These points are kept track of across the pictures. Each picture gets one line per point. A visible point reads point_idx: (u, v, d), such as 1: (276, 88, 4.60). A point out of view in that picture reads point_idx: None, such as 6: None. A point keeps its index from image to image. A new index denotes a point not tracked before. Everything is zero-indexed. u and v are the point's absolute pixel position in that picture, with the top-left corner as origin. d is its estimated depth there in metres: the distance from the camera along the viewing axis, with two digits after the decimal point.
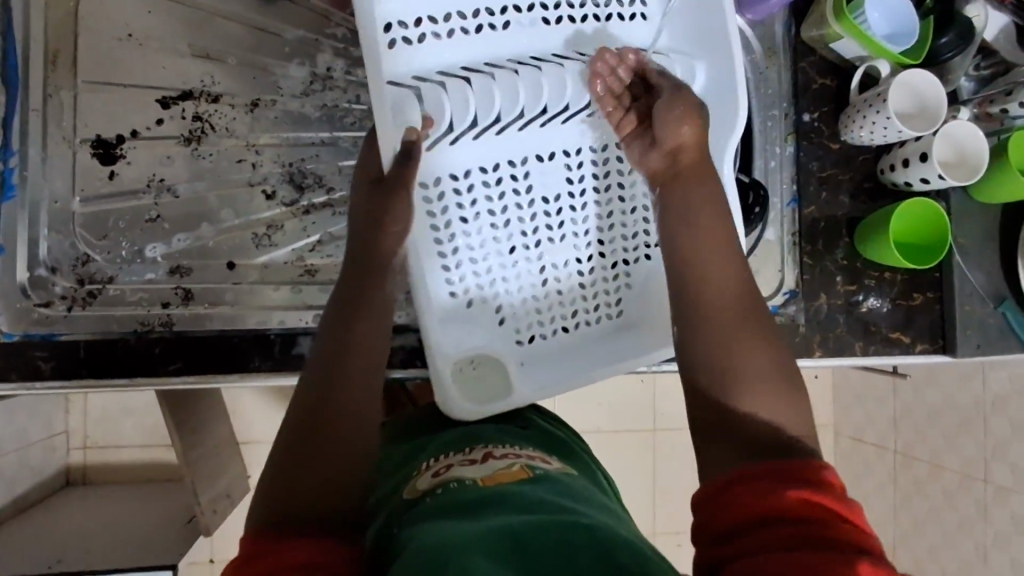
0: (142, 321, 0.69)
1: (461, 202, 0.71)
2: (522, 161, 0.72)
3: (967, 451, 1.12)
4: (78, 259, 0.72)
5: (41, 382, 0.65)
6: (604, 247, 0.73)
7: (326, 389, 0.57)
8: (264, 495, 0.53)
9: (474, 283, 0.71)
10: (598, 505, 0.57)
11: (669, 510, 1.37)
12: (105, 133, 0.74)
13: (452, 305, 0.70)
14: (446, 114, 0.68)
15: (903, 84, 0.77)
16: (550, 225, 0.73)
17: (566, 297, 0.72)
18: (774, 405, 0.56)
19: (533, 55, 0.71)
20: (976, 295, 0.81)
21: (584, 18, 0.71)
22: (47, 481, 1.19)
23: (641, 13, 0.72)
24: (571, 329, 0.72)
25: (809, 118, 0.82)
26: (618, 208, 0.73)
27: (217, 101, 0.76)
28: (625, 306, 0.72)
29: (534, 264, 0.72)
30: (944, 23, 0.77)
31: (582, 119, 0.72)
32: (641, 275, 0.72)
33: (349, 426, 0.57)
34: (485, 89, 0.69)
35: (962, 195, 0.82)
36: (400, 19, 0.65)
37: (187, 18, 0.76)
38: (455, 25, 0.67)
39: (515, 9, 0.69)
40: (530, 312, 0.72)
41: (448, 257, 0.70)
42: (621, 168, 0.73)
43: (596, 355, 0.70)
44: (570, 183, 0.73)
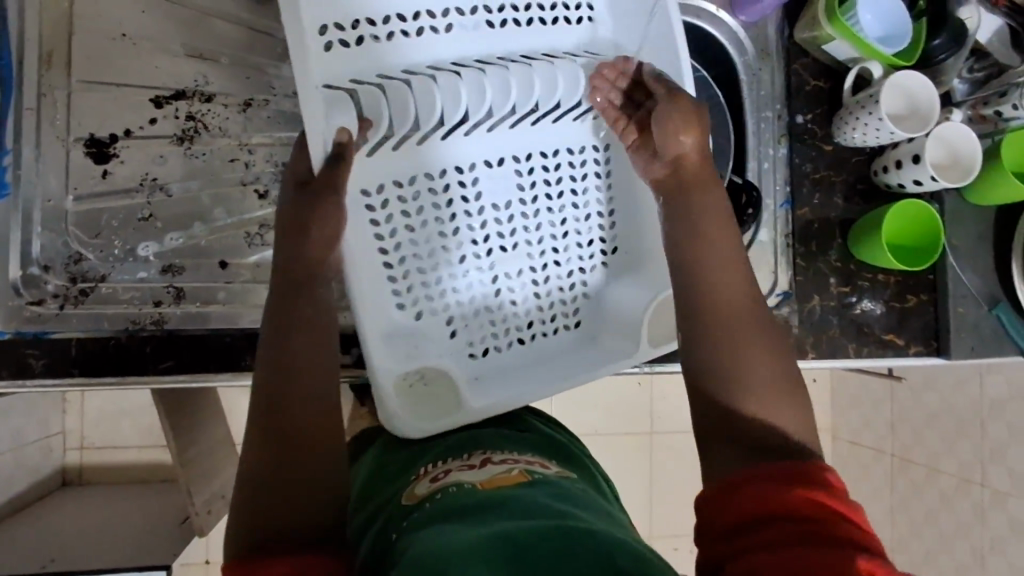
0: (134, 320, 0.69)
1: (407, 208, 0.70)
2: (471, 167, 0.72)
3: (965, 455, 1.12)
4: (71, 257, 0.72)
5: (32, 380, 0.65)
6: (559, 255, 0.74)
7: (283, 401, 0.57)
8: (243, 513, 0.53)
9: (422, 293, 0.70)
10: (593, 508, 0.56)
11: (665, 513, 1.36)
12: (98, 132, 0.74)
13: (400, 319, 0.68)
14: (385, 117, 0.67)
15: (895, 85, 0.77)
16: (502, 235, 0.73)
17: (520, 308, 0.73)
18: (779, 412, 0.56)
19: (477, 58, 0.70)
20: (970, 297, 0.81)
21: (528, 21, 0.71)
22: (43, 481, 1.19)
23: (587, 16, 0.73)
24: (528, 341, 0.72)
25: (802, 119, 0.82)
26: (572, 216, 0.73)
27: (210, 100, 0.77)
28: (581, 317, 0.74)
29: (485, 274, 0.72)
30: (937, 25, 0.77)
31: (531, 123, 0.72)
32: (595, 286, 0.74)
33: (310, 436, 0.57)
34: (425, 90, 0.67)
35: (956, 197, 0.81)
36: (337, 21, 0.64)
37: (181, 18, 0.76)
38: (395, 28, 0.67)
39: (457, 11, 0.69)
40: (484, 324, 0.72)
41: (395, 267, 0.69)
42: (573, 174, 0.74)
43: (553, 368, 0.70)
44: (522, 190, 0.73)
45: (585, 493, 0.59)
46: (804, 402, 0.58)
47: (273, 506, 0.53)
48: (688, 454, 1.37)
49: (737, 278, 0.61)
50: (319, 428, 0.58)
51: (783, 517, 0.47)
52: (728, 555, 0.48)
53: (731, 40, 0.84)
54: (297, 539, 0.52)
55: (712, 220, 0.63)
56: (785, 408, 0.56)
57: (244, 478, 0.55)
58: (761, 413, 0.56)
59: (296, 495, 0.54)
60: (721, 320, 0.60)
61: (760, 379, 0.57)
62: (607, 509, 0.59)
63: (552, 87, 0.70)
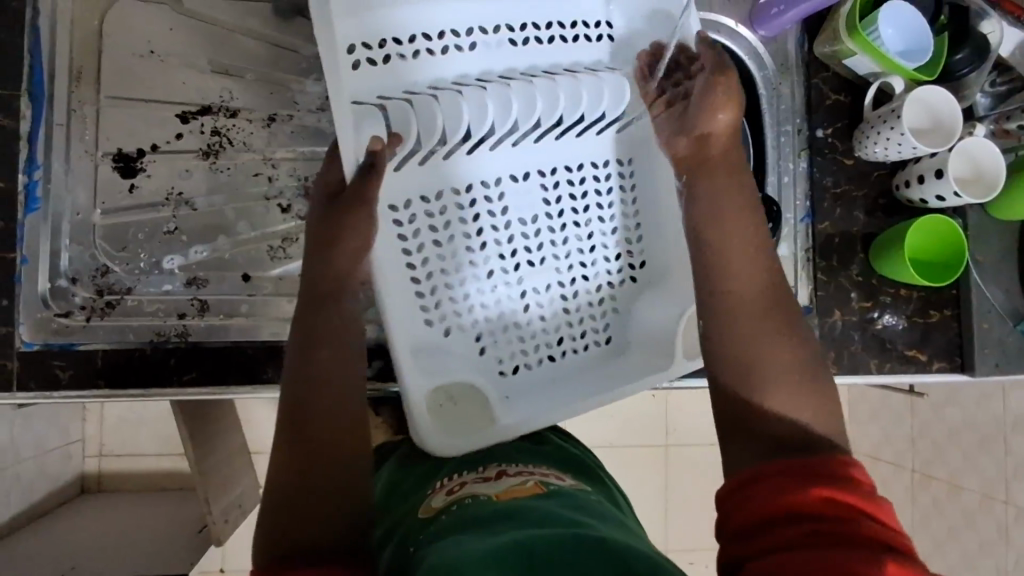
0: (158, 331, 0.70)
1: (434, 223, 0.71)
2: (496, 182, 0.73)
3: (987, 471, 1.10)
4: (98, 270, 0.73)
5: (59, 391, 0.66)
6: (586, 270, 0.74)
7: (306, 412, 0.58)
8: (267, 525, 0.54)
9: (451, 309, 0.71)
10: (609, 518, 0.56)
11: (680, 527, 1.35)
12: (126, 147, 0.76)
13: (429, 334, 0.69)
14: (412, 131, 0.67)
15: (916, 100, 0.76)
16: (529, 249, 0.73)
17: (549, 323, 0.73)
18: (805, 412, 0.56)
19: (501, 74, 0.70)
20: (994, 313, 0.80)
21: (549, 40, 0.71)
22: (62, 488, 1.20)
23: (608, 34, 0.72)
24: (558, 358, 0.72)
25: (823, 134, 0.82)
26: (599, 230, 0.74)
27: (235, 115, 0.78)
28: (611, 332, 0.74)
29: (513, 289, 0.73)
30: (959, 39, 0.78)
31: (555, 137, 0.72)
32: (624, 300, 0.74)
33: (336, 446, 0.57)
34: (452, 102, 0.68)
35: (978, 212, 0.81)
36: (364, 41, 0.65)
37: (208, 35, 0.78)
38: (421, 46, 0.67)
39: (481, 30, 0.69)
40: (513, 340, 0.72)
41: (422, 282, 0.70)
42: (598, 188, 0.74)
43: (583, 384, 0.70)
44: (547, 204, 0.74)
45: (598, 503, 0.59)
46: (826, 406, 0.56)
47: (291, 516, 0.54)
48: (703, 467, 1.35)
49: (753, 288, 0.60)
50: (344, 437, 0.58)
51: (800, 514, 0.47)
52: (747, 555, 0.47)
53: (750, 55, 0.83)
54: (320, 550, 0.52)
55: (722, 229, 0.62)
56: (806, 413, 0.56)
57: (269, 490, 0.56)
58: (782, 420, 0.55)
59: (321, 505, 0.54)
60: (736, 330, 0.59)
61: (779, 387, 0.56)
62: (622, 520, 0.58)
63: (575, 100, 0.70)
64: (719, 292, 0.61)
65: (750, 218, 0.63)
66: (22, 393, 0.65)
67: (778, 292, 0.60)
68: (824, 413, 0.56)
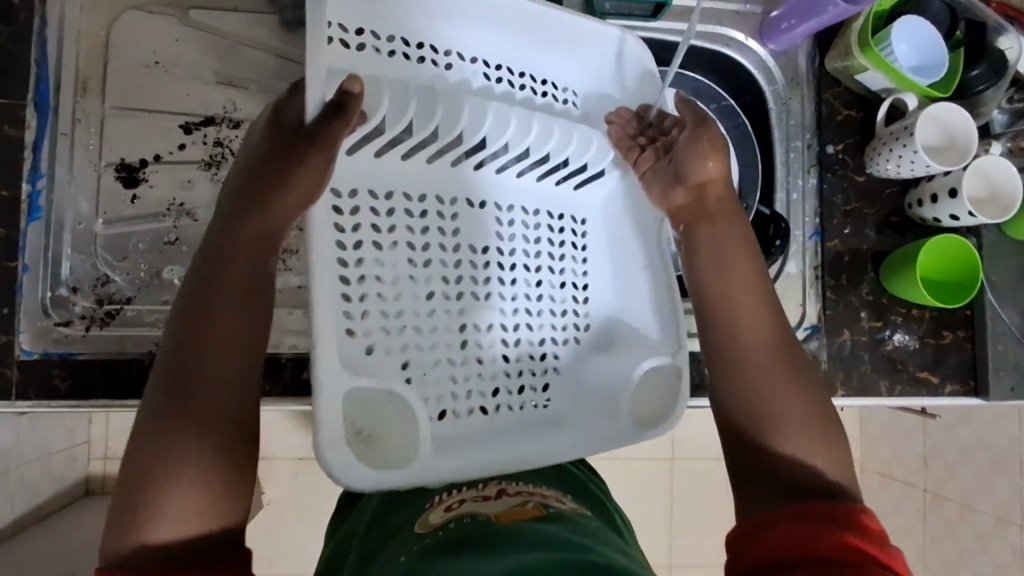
0: (157, 342, 0.70)
1: (377, 223, 0.64)
2: (451, 201, 0.69)
3: (1001, 493, 1.08)
4: (99, 279, 0.73)
5: (57, 401, 0.66)
6: (532, 318, 0.69)
7: (186, 379, 0.53)
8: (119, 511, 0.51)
9: (380, 325, 0.62)
10: (613, 544, 0.55)
11: (685, 542, 1.33)
12: (129, 157, 0.76)
13: (349, 346, 0.59)
14: (382, 108, 0.62)
15: (931, 117, 0.75)
16: (475, 278, 0.68)
17: (486, 371, 0.66)
18: (821, 452, 0.55)
19: (478, 88, 0.67)
20: (1010, 335, 0.78)
21: (519, 89, 0.68)
22: (68, 490, 1.21)
23: (573, 100, 0.71)
24: (490, 411, 0.65)
25: (833, 150, 0.80)
26: (547, 279, 0.70)
27: (238, 126, 0.78)
28: (552, 394, 0.68)
29: (452, 320, 0.66)
30: (976, 56, 0.76)
31: (518, 172, 0.70)
32: (567, 361, 0.69)
33: (215, 429, 0.52)
34: (427, 97, 0.65)
35: (994, 231, 0.79)
36: (341, 22, 0.59)
37: (213, 46, 0.78)
38: (397, 48, 0.63)
39: (459, 55, 0.66)
40: (442, 378, 0.64)
41: (353, 284, 0.61)
42: (551, 237, 0.72)
43: (524, 435, 0.63)
44: (500, 238, 0.70)
45: (597, 529, 0.57)
46: (840, 452, 0.56)
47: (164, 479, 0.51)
48: (708, 482, 1.34)
49: (755, 323, 0.60)
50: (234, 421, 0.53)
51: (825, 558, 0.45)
52: None
53: (760, 69, 0.82)
54: (195, 548, 0.50)
55: (723, 267, 0.62)
56: (809, 446, 0.55)
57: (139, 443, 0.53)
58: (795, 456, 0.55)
59: (184, 491, 0.51)
60: (744, 364, 0.59)
61: (793, 419, 0.56)
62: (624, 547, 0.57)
63: (548, 131, 0.68)
64: (724, 328, 0.61)
65: (747, 255, 0.63)
66: (21, 402, 0.65)
67: (780, 328, 0.60)
68: (835, 448, 0.56)
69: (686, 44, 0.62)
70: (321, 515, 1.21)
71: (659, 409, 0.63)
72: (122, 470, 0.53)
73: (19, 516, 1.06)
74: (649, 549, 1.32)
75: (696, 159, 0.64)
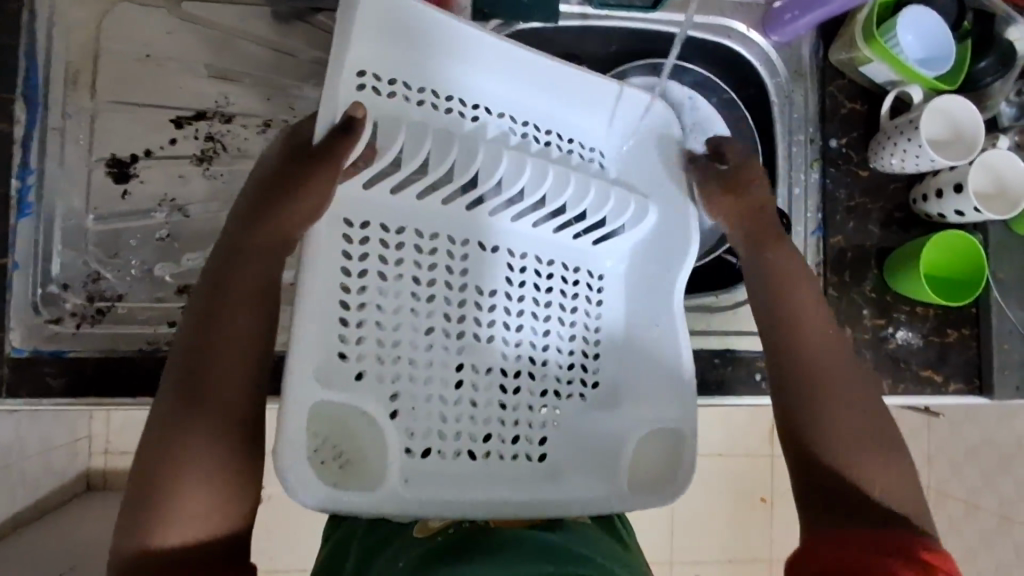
0: (149, 340, 0.69)
1: (385, 255, 0.62)
2: (464, 242, 0.66)
3: (1006, 492, 1.07)
4: (90, 276, 0.72)
5: (48, 399, 0.65)
6: (535, 368, 0.66)
7: (201, 384, 0.53)
8: (129, 510, 0.51)
9: (374, 353, 0.60)
10: (612, 555, 0.55)
11: (686, 539, 1.33)
12: (120, 152, 0.75)
13: (339, 369, 0.58)
14: (397, 144, 0.61)
15: (937, 110, 0.73)
16: (479, 319, 0.66)
17: (480, 412, 0.63)
18: (880, 460, 0.57)
19: (496, 139, 0.66)
20: (1014, 333, 0.77)
21: (544, 144, 0.67)
22: (70, 484, 1.21)
23: (599, 160, 0.70)
24: (478, 455, 0.62)
25: (837, 144, 0.78)
26: (556, 329, 0.67)
27: (230, 121, 0.77)
28: (548, 449, 0.64)
29: (450, 356, 0.64)
30: (983, 47, 0.74)
31: (534, 223, 0.67)
32: (569, 414, 0.66)
33: (228, 428, 0.52)
34: (443, 139, 0.63)
35: (1000, 227, 0.78)
36: (375, 71, 0.60)
37: (206, 38, 0.77)
38: (426, 98, 0.63)
39: (487, 110, 0.65)
40: (433, 415, 0.62)
41: (352, 310, 0.59)
42: (564, 289, 0.69)
43: (513, 491, 0.59)
44: (509, 283, 0.67)
45: (604, 543, 0.57)
46: (901, 459, 0.58)
47: (174, 485, 0.50)
48: (710, 479, 1.33)
49: (813, 329, 0.62)
50: (243, 422, 0.53)
51: None
52: None
53: (763, 61, 0.80)
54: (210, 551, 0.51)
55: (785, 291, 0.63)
56: (877, 456, 0.57)
57: (148, 447, 0.52)
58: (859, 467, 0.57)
59: (192, 491, 0.51)
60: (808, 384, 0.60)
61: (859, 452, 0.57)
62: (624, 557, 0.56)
63: (563, 184, 0.66)
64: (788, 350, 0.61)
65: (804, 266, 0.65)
66: (12, 400, 0.64)
67: (837, 334, 0.62)
68: (897, 454, 0.58)
69: (683, 35, 0.62)
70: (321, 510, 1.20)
71: (663, 475, 0.62)
72: (133, 468, 0.52)
73: (19, 511, 1.06)
74: (650, 546, 1.31)
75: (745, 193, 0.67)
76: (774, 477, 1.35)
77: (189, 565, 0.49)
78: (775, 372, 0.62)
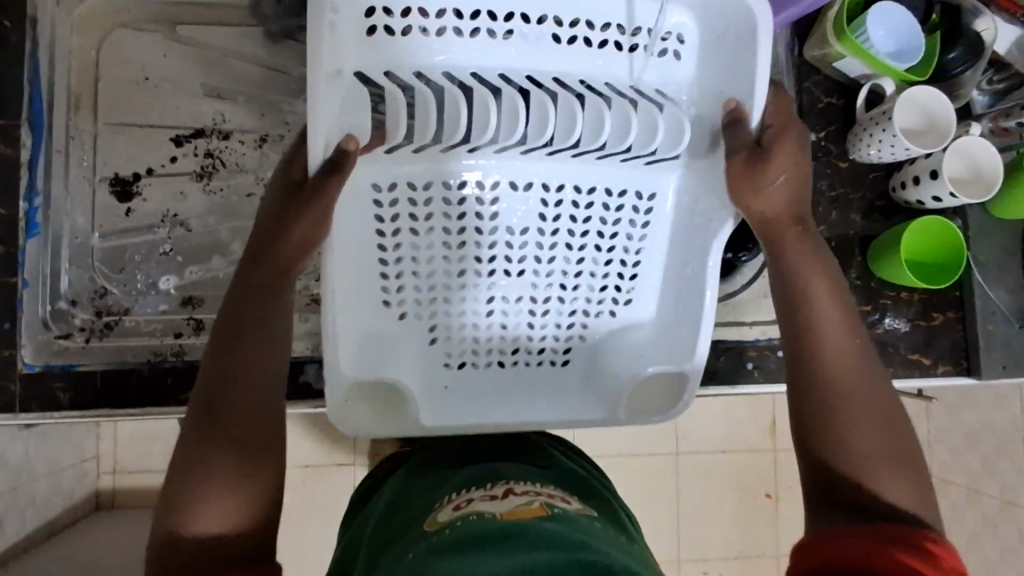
0: (154, 351, 0.71)
1: (415, 213, 0.66)
2: (493, 185, 0.67)
3: (1008, 477, 1.08)
4: (96, 291, 0.75)
5: (59, 412, 0.67)
6: (565, 293, 0.70)
7: (228, 385, 0.57)
8: (168, 500, 0.55)
9: (412, 297, 0.67)
10: (616, 544, 0.56)
11: (692, 537, 1.34)
12: (122, 171, 0.77)
13: (382, 315, 0.66)
14: (399, 126, 0.61)
15: (909, 101, 0.75)
16: (509, 257, 0.69)
17: (509, 332, 0.70)
18: (878, 444, 0.59)
19: (530, 74, 0.62)
20: (999, 314, 0.79)
21: (602, 44, 0.61)
22: (80, 504, 1.23)
23: (675, 50, 0.62)
24: (508, 365, 0.70)
25: (815, 137, 0.81)
26: (591, 256, 0.69)
27: (227, 137, 0.80)
28: (572, 356, 0.71)
29: (482, 293, 0.69)
30: (952, 39, 0.76)
31: (571, 155, 0.66)
32: (595, 334, 0.71)
33: (257, 424, 0.57)
34: (453, 106, 0.62)
35: (978, 211, 0.80)
36: (385, 5, 0.57)
37: (201, 59, 0.80)
38: (449, 23, 0.59)
39: (522, 17, 0.59)
40: (466, 338, 0.70)
41: (390, 265, 0.66)
42: (604, 216, 0.69)
43: (528, 407, 0.68)
44: (543, 220, 0.68)
45: (606, 532, 0.58)
46: (902, 442, 0.59)
47: (207, 476, 0.55)
48: (713, 477, 1.34)
49: (829, 316, 0.62)
50: (268, 421, 0.58)
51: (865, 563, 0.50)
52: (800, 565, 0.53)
53: None
54: (235, 542, 0.54)
55: (807, 295, 0.63)
56: (878, 440, 0.59)
57: (184, 442, 0.56)
58: (863, 452, 0.58)
59: (224, 489, 0.55)
60: (828, 386, 0.61)
61: (865, 455, 0.58)
62: (627, 547, 0.58)
63: (597, 131, 0.64)
64: (806, 340, 0.62)
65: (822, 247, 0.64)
66: (25, 414, 0.66)
67: (852, 319, 0.63)
68: (898, 438, 0.59)
69: None
70: (329, 521, 1.21)
71: (662, 402, 0.68)
72: (172, 461, 0.57)
73: (32, 531, 1.07)
74: (656, 546, 1.32)
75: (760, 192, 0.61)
76: (777, 472, 1.36)
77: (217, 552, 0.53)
78: (796, 361, 0.63)
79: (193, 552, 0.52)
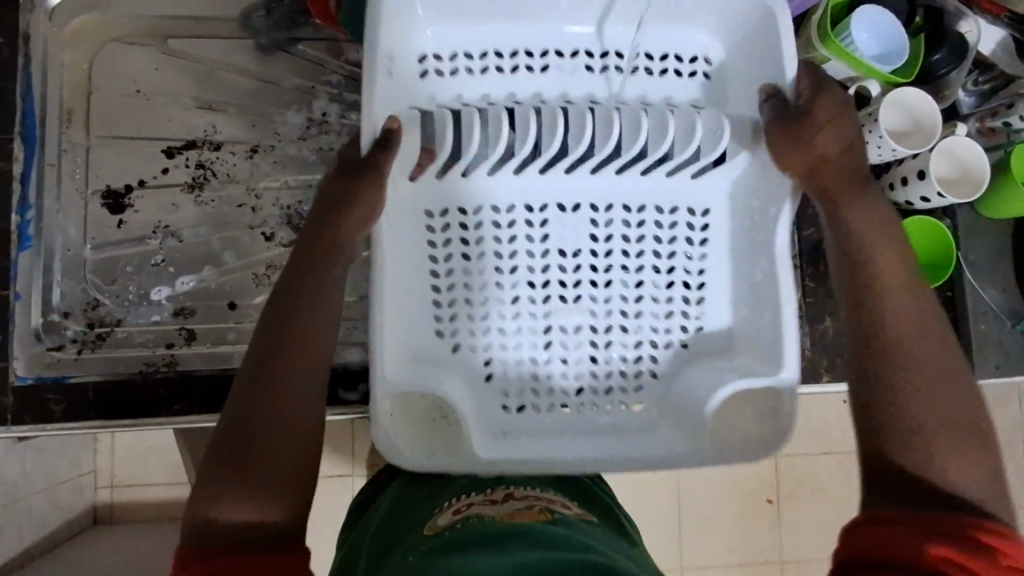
0: (147, 362, 0.73)
1: (467, 240, 0.68)
2: (542, 208, 0.69)
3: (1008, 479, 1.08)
4: (89, 302, 0.75)
5: (53, 424, 0.69)
6: (628, 322, 0.69)
7: (270, 374, 0.57)
8: (201, 481, 0.56)
9: (466, 326, 0.68)
10: (615, 547, 0.56)
11: (694, 543, 1.33)
12: (114, 183, 0.78)
13: (437, 345, 0.67)
14: (446, 143, 0.64)
15: (894, 103, 0.76)
16: (563, 285, 0.69)
17: (572, 368, 0.69)
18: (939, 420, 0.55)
19: (569, 97, 0.69)
20: (992, 313, 0.79)
21: (631, 70, 0.69)
22: (78, 518, 1.23)
23: (701, 71, 0.70)
24: (573, 407, 0.68)
25: None
26: (648, 276, 0.69)
27: (219, 148, 0.80)
28: (644, 398, 0.68)
29: (538, 323, 0.68)
30: (936, 41, 0.77)
31: (616, 171, 0.67)
32: (666, 367, 0.69)
33: (296, 412, 0.57)
34: (495, 117, 0.65)
35: (967, 212, 0.81)
36: (435, 52, 0.67)
37: (191, 72, 0.80)
38: (491, 63, 0.68)
39: (556, 53, 0.69)
40: (522, 373, 0.68)
41: (443, 292, 0.67)
42: (658, 235, 0.69)
43: (593, 443, 0.65)
44: (594, 240, 0.69)
45: (603, 535, 0.58)
46: (971, 418, 0.55)
47: (241, 459, 0.56)
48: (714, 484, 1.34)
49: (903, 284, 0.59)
50: (306, 410, 0.58)
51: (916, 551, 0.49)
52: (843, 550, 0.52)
53: None
54: (258, 530, 0.54)
55: (872, 261, 0.60)
56: (943, 416, 0.55)
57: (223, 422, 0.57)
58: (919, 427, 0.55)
59: (256, 474, 0.55)
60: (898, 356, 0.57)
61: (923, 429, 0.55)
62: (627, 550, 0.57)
63: (635, 127, 0.66)
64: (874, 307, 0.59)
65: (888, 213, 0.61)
66: (18, 425, 0.69)
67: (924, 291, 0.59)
68: (964, 414, 0.55)
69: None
70: (328, 533, 1.20)
71: (766, 434, 0.61)
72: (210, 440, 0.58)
73: (31, 544, 1.07)
74: (657, 553, 1.32)
75: (807, 144, 0.61)
76: (779, 477, 1.35)
77: (243, 537, 0.54)
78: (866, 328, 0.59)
79: (220, 536, 0.54)
